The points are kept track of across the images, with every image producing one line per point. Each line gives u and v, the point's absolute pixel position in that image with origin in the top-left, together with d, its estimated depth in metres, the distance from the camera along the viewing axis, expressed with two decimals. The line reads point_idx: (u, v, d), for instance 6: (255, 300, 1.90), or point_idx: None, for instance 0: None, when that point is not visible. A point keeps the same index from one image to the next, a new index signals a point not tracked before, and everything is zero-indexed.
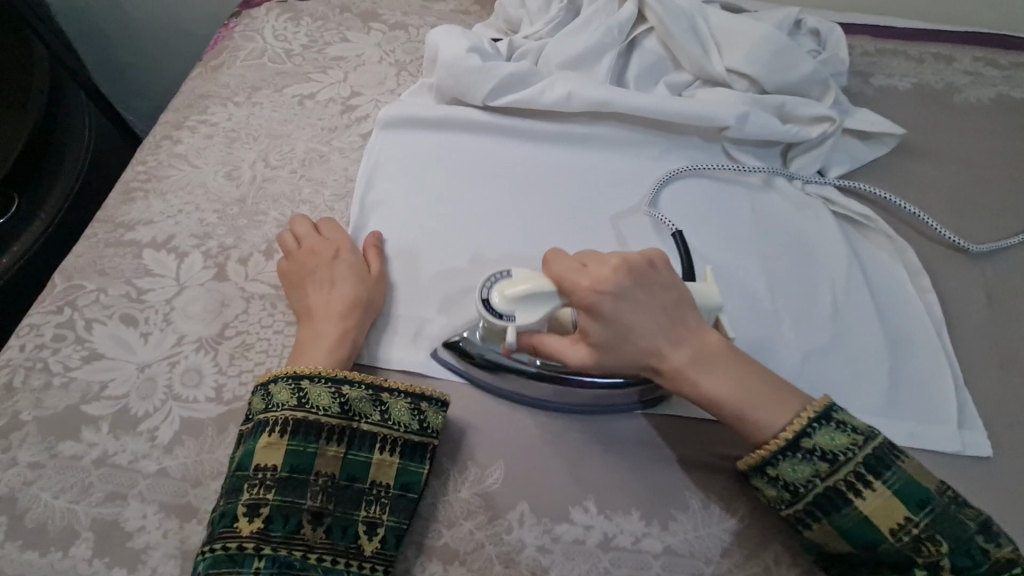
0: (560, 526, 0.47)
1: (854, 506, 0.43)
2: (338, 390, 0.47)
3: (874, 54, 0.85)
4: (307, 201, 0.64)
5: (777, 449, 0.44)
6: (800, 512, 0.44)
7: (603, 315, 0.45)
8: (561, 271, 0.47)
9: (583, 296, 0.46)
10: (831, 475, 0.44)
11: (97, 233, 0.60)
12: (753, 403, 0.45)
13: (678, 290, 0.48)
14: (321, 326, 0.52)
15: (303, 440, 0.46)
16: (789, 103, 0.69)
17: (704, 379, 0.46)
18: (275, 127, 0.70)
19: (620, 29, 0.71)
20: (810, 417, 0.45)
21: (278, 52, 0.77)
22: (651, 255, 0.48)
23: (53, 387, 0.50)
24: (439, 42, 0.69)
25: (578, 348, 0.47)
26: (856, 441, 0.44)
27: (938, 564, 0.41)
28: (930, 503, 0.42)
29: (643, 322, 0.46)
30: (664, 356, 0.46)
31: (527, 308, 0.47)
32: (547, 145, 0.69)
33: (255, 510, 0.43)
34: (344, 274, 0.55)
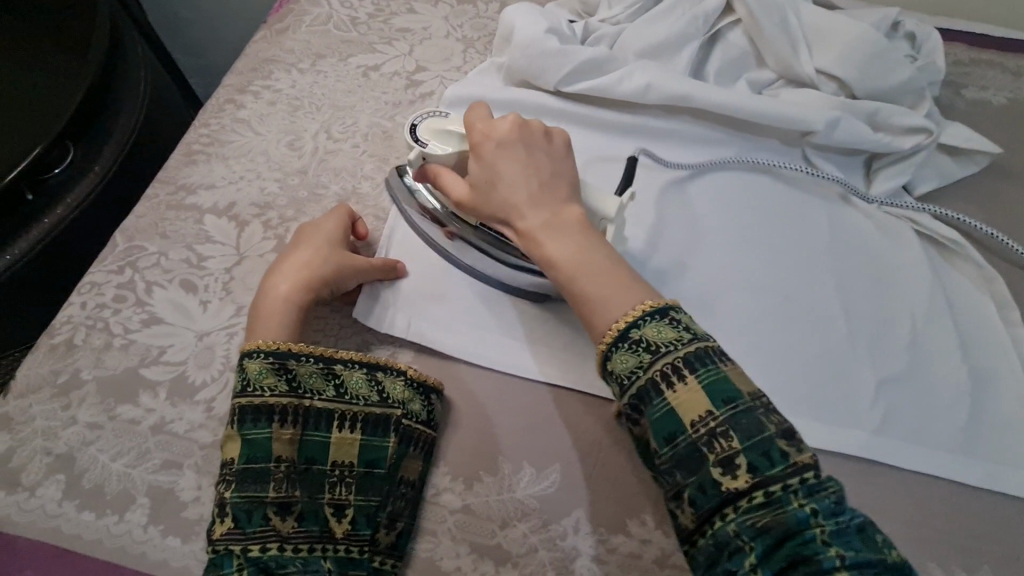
0: (616, 537, 0.46)
1: (663, 398, 0.38)
2: (282, 366, 0.45)
3: (967, 64, 0.80)
4: (368, 177, 0.62)
5: (612, 338, 0.40)
6: (625, 405, 0.40)
7: (483, 158, 0.47)
8: (471, 119, 0.49)
9: (475, 137, 0.48)
10: (651, 365, 0.39)
11: (159, 194, 0.59)
12: (587, 273, 0.42)
13: (564, 162, 0.48)
14: (272, 289, 0.49)
15: (254, 426, 0.43)
16: (883, 110, 0.64)
17: (547, 240, 0.44)
18: (338, 98, 0.68)
19: (705, 19, 0.68)
20: (645, 310, 0.40)
21: (344, 19, 0.74)
22: (550, 129, 0.49)
23: (112, 348, 0.50)
24: (516, 20, 0.65)
25: (459, 189, 0.48)
26: (681, 338, 0.39)
27: (734, 461, 0.36)
28: (736, 401, 0.38)
29: (515, 176, 0.46)
30: (518, 212, 0.45)
31: (442, 140, 0.51)
32: (619, 138, 0.66)
33: (219, 511, 0.42)
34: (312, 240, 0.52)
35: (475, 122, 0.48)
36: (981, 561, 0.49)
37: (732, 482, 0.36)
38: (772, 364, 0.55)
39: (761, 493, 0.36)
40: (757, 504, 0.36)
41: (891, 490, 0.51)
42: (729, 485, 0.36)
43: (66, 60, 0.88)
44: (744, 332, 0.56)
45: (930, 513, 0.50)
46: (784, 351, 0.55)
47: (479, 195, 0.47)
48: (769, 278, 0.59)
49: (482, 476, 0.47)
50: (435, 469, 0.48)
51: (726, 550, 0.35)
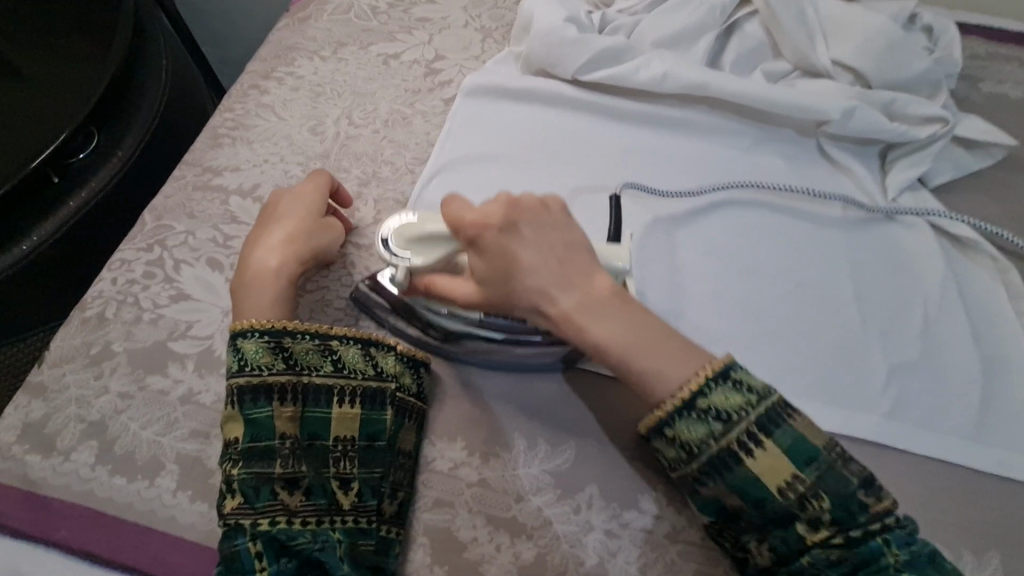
0: (629, 513, 0.47)
1: (744, 466, 0.41)
2: (278, 344, 0.46)
3: (985, 58, 0.80)
4: (388, 162, 0.64)
5: (671, 411, 0.42)
6: (698, 471, 0.42)
7: (487, 251, 0.45)
8: (454, 210, 0.47)
9: (469, 231, 0.45)
10: (726, 434, 0.41)
11: (186, 175, 0.60)
12: (639, 354, 0.43)
13: (572, 234, 0.47)
14: (259, 263, 0.50)
15: (254, 406, 0.44)
16: (899, 100, 0.65)
17: (590, 326, 0.43)
18: (359, 85, 0.69)
19: (722, 10, 0.68)
20: (708, 376, 0.42)
21: (364, 8, 0.76)
22: (545, 199, 0.48)
23: (142, 322, 0.51)
24: (536, 8, 0.66)
25: (464, 286, 0.47)
26: (749, 401, 0.42)
27: (819, 518, 0.40)
28: (816, 459, 0.41)
29: (531, 263, 0.44)
30: (549, 299, 0.44)
31: (423, 248, 0.48)
32: (634, 125, 0.67)
33: (228, 486, 0.43)
34: (294, 210, 0.53)
35: (464, 215, 0.46)
36: (990, 544, 0.49)
37: (814, 535, 0.40)
38: (783, 348, 0.56)
39: (841, 536, 0.40)
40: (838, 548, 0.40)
41: (901, 473, 0.52)
42: (811, 537, 0.41)
43: (90, 46, 0.90)
44: (756, 316, 0.57)
45: (940, 497, 0.51)
46: (796, 335, 0.56)
47: (489, 287, 0.45)
48: (781, 265, 0.60)
49: (498, 452, 0.49)
50: (451, 445, 0.49)
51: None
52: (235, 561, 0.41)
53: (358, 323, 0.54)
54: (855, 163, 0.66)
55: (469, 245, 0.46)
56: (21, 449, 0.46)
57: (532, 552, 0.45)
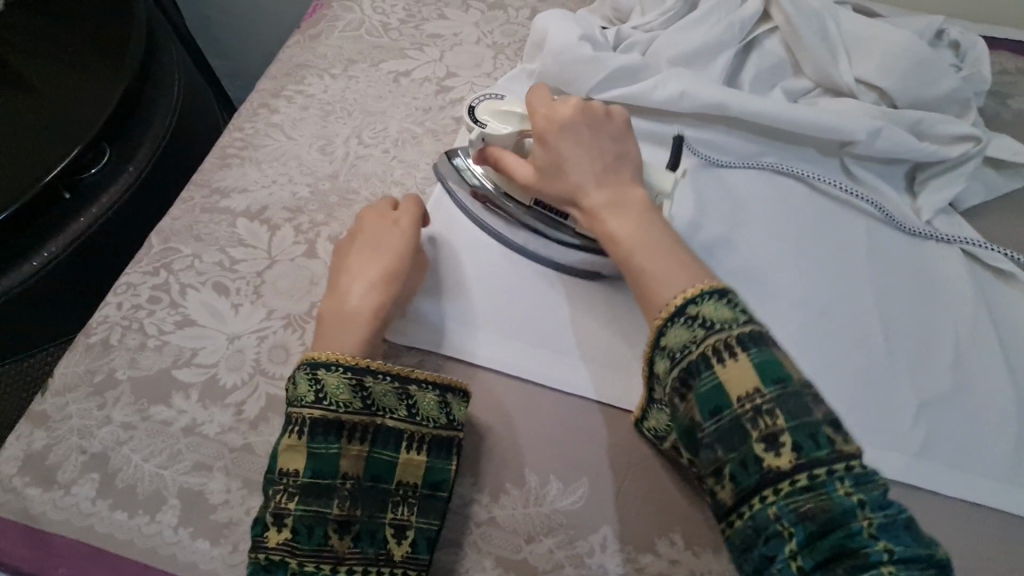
0: (644, 556, 0.45)
1: (712, 372, 0.39)
2: (358, 381, 0.44)
3: (1013, 74, 0.78)
4: (398, 183, 0.62)
5: (668, 314, 0.42)
6: (675, 378, 0.40)
7: (550, 143, 0.50)
8: (534, 101, 0.52)
9: (539, 121, 0.51)
10: (705, 339, 0.40)
11: (194, 196, 0.60)
12: (641, 247, 0.46)
13: (626, 145, 0.51)
14: (354, 299, 0.48)
15: (323, 441, 0.42)
16: (927, 120, 0.62)
17: (610, 219, 0.47)
18: (369, 103, 0.68)
19: (742, 27, 0.66)
20: (702, 290, 0.42)
21: (375, 25, 0.75)
22: (610, 110, 0.53)
23: (147, 349, 0.50)
24: (548, 26, 0.64)
25: (522, 168, 0.52)
26: (738, 318, 0.40)
27: (778, 439, 0.37)
28: (786, 382, 0.38)
29: (582, 159, 0.49)
30: (584, 191, 0.49)
31: (500, 120, 0.54)
32: (650, 145, 0.65)
33: (279, 519, 0.41)
34: (393, 239, 0.51)
35: (540, 107, 0.51)
36: None
37: (775, 461, 0.37)
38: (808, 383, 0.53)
39: (805, 476, 0.36)
40: (801, 488, 0.36)
41: (935, 517, 0.49)
42: (773, 463, 0.37)
43: (100, 57, 0.89)
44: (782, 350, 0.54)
45: (973, 542, 0.49)
46: (820, 365, 0.54)
47: (542, 172, 0.50)
48: (804, 289, 0.58)
49: (509, 489, 0.47)
50: (460, 481, 0.47)
51: (763, 534, 0.36)
52: None
53: None
54: (879, 185, 0.64)
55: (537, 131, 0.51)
56: (22, 481, 0.45)
57: None
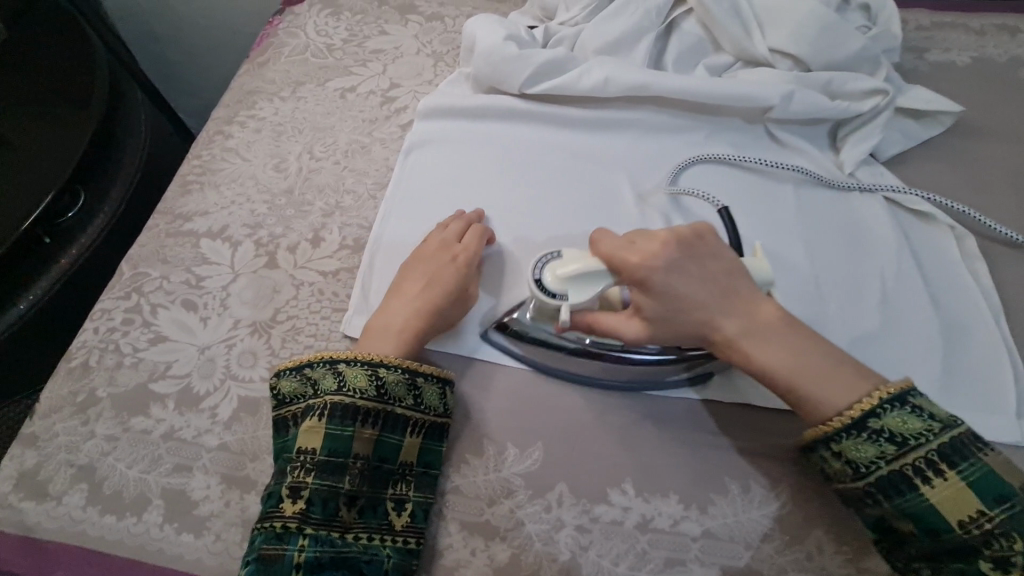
0: (598, 507, 0.48)
1: (918, 492, 0.41)
2: (374, 372, 0.48)
3: (929, 28, 0.82)
4: (350, 191, 0.66)
5: (833, 429, 0.43)
6: (862, 489, 0.43)
7: (656, 289, 0.46)
8: (608, 250, 0.47)
9: (634, 272, 0.46)
10: (899, 458, 0.42)
11: (159, 224, 0.63)
12: (803, 378, 0.44)
13: (726, 257, 0.48)
14: (392, 317, 0.53)
15: (340, 423, 0.46)
16: (837, 79, 0.66)
17: (755, 349, 0.45)
18: (318, 120, 0.72)
19: (659, 12, 0.71)
20: (882, 397, 0.43)
21: (320, 47, 0.80)
22: (698, 227, 0.49)
23: (124, 367, 0.54)
24: (476, 31, 0.69)
25: (629, 326, 0.47)
26: (931, 427, 0.42)
27: (1010, 560, 0.39)
28: (1010, 500, 0.40)
29: (700, 294, 0.46)
30: (715, 325, 0.46)
31: (580, 285, 0.47)
32: (585, 131, 0.69)
33: (296, 492, 0.45)
34: (444, 277, 0.54)
35: (628, 257, 0.46)
36: None
37: None
38: None
39: None
40: None
41: None
42: None
43: (65, 106, 0.93)
44: None
45: None
46: None
47: (657, 323, 0.46)
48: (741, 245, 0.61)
49: (469, 459, 0.50)
50: None
51: None
52: (278, 563, 0.43)
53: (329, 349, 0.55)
54: (802, 144, 0.68)
55: (634, 285, 0.46)
56: (17, 498, 0.49)
57: (506, 553, 0.47)
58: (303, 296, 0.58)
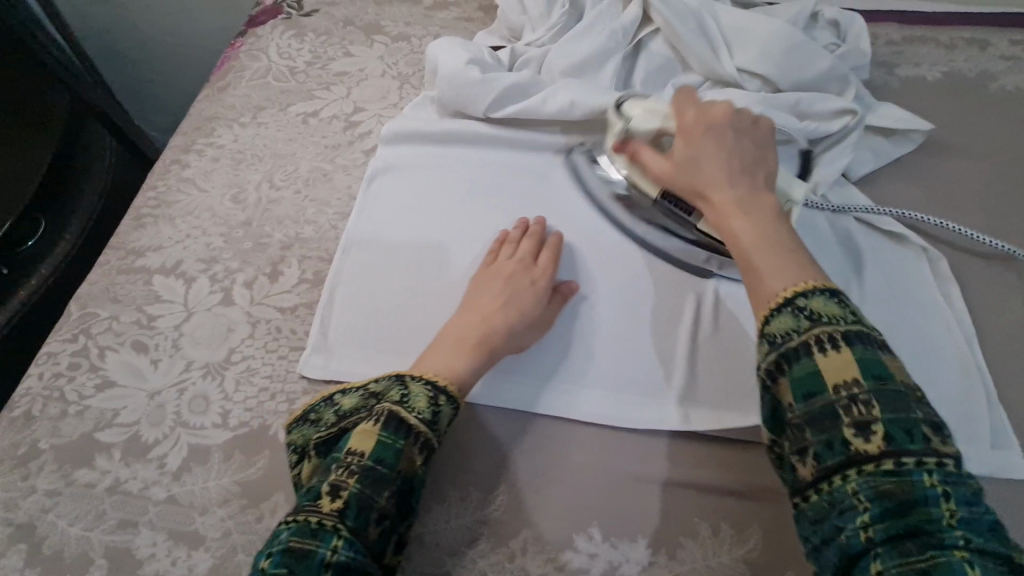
0: (563, 554, 0.46)
1: (810, 358, 0.38)
2: (435, 396, 0.47)
3: (899, 43, 0.81)
4: (310, 222, 0.64)
5: (777, 303, 0.41)
6: (768, 364, 0.40)
7: (690, 143, 0.51)
8: (678, 107, 0.54)
9: (686, 122, 0.52)
10: (808, 330, 0.39)
11: (110, 260, 0.61)
12: (757, 250, 0.44)
13: (772, 159, 0.50)
14: (450, 331, 0.53)
15: (393, 432, 0.44)
16: (805, 99, 0.65)
17: (734, 221, 0.46)
18: (279, 146, 0.70)
19: (624, 32, 0.69)
20: (811, 284, 0.41)
21: (282, 70, 0.78)
22: (759, 118, 0.52)
23: (68, 415, 0.52)
24: (438, 54, 0.67)
25: (655, 162, 0.53)
26: (846, 315, 0.40)
27: (870, 426, 0.36)
28: (886, 380, 0.37)
29: (721, 164, 0.48)
30: (711, 188, 0.48)
31: (644, 113, 0.57)
32: (553, 155, 0.68)
33: (337, 490, 0.42)
34: (525, 298, 0.55)
35: (686, 110, 0.53)
36: None
37: (864, 446, 0.36)
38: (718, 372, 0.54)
39: (891, 462, 0.35)
40: (885, 471, 0.34)
41: None
42: (859, 447, 0.36)
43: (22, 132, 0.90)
44: (712, 336, 0.55)
45: None
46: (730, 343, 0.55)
47: (680, 170, 0.51)
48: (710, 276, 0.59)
49: (430, 506, 0.48)
50: None
51: (838, 506, 0.35)
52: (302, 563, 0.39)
53: (285, 391, 0.53)
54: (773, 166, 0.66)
55: (681, 127, 0.52)
56: None
57: None
58: (260, 334, 0.56)
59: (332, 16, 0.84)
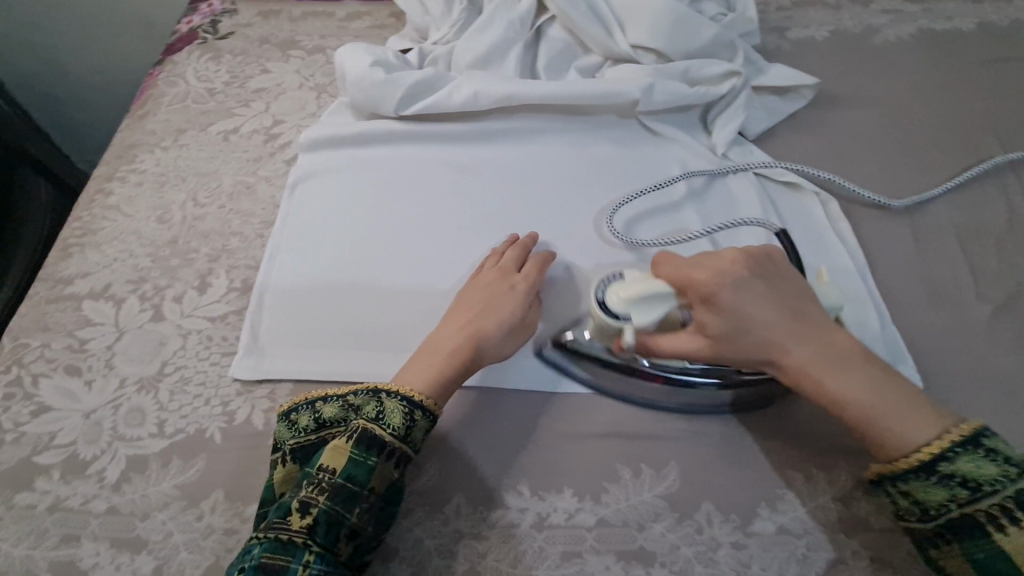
0: (494, 512, 0.49)
1: (990, 540, 0.40)
2: (410, 413, 0.48)
3: (789, 8, 0.86)
4: (236, 233, 0.66)
5: (907, 466, 0.43)
6: (930, 531, 0.43)
7: (724, 308, 0.45)
8: (671, 272, 0.48)
9: (701, 288, 0.46)
10: (970, 503, 0.41)
11: (38, 291, 0.62)
12: (880, 414, 0.44)
13: (797, 283, 0.49)
14: (439, 342, 0.53)
15: (365, 452, 0.46)
16: (692, 66, 0.70)
17: (828, 379, 0.45)
18: (201, 165, 0.72)
19: (522, 22, 0.73)
20: (954, 440, 0.42)
21: (201, 92, 0.80)
22: (770, 251, 0.50)
23: (5, 444, 0.53)
24: (344, 60, 0.70)
25: (691, 345, 0.47)
26: (1006, 472, 0.41)
27: None
28: None
29: (771, 316, 0.46)
30: (784, 349, 0.46)
31: (641, 306, 0.48)
32: (468, 144, 0.71)
33: (306, 508, 0.44)
34: (505, 304, 0.55)
35: (694, 273, 0.46)
36: (840, 456, 0.50)
37: None
38: None
39: None
40: None
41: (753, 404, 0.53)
42: None
43: None
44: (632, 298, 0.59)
45: (793, 422, 0.52)
46: None
47: (723, 340, 0.46)
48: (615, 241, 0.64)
49: None
50: None
51: None
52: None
53: (218, 395, 0.55)
54: (674, 132, 0.71)
55: (700, 302, 0.46)
56: None
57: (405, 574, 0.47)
58: (192, 344, 0.58)
59: (248, 36, 0.86)
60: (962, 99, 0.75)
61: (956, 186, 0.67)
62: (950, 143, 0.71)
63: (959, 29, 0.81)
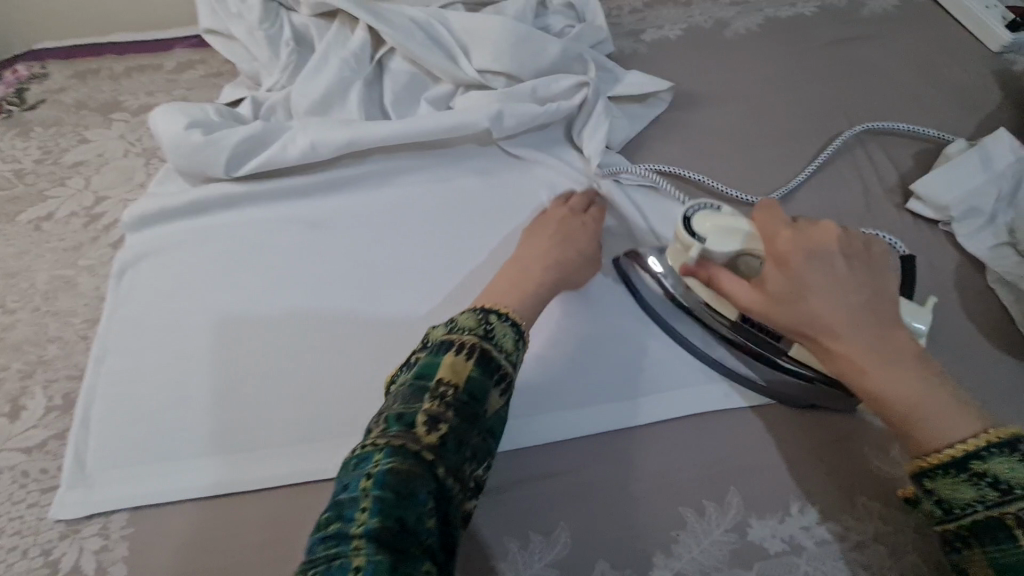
0: None
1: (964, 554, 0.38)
2: (518, 337, 0.46)
3: (642, 11, 0.86)
4: (54, 338, 0.57)
5: (937, 462, 0.38)
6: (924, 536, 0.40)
7: (793, 271, 0.43)
8: (765, 226, 0.45)
9: (783, 245, 0.44)
10: (947, 521, 0.38)
11: None
12: (925, 406, 0.39)
13: (887, 282, 0.44)
14: (525, 265, 0.54)
15: (482, 370, 0.42)
16: (539, 85, 0.67)
17: (881, 368, 0.41)
18: (9, 263, 0.62)
19: (358, 57, 0.68)
20: (990, 439, 0.37)
21: (7, 175, 0.69)
22: (868, 240, 0.46)
23: None
24: (157, 124, 0.62)
25: (744, 292, 0.46)
26: (985, 497, 0.37)
27: None
28: None
29: (835, 292, 0.42)
30: (841, 332, 0.42)
31: (723, 233, 0.48)
32: (317, 197, 0.65)
33: (435, 421, 0.38)
34: (581, 237, 0.58)
35: (781, 231, 0.44)
36: (729, 484, 0.48)
37: None
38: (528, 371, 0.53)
39: None
40: None
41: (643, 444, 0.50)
42: None
43: None
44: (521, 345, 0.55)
45: (680, 456, 0.50)
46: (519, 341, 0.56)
47: (779, 304, 0.44)
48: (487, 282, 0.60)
49: None
50: None
51: None
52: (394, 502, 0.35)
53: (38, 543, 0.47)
54: (535, 155, 0.67)
55: (772, 260, 0.44)
56: None
57: None
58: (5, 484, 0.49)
59: (62, 102, 0.76)
60: (812, 84, 0.76)
61: (815, 172, 0.67)
62: (806, 129, 0.72)
63: (802, 14, 0.83)
